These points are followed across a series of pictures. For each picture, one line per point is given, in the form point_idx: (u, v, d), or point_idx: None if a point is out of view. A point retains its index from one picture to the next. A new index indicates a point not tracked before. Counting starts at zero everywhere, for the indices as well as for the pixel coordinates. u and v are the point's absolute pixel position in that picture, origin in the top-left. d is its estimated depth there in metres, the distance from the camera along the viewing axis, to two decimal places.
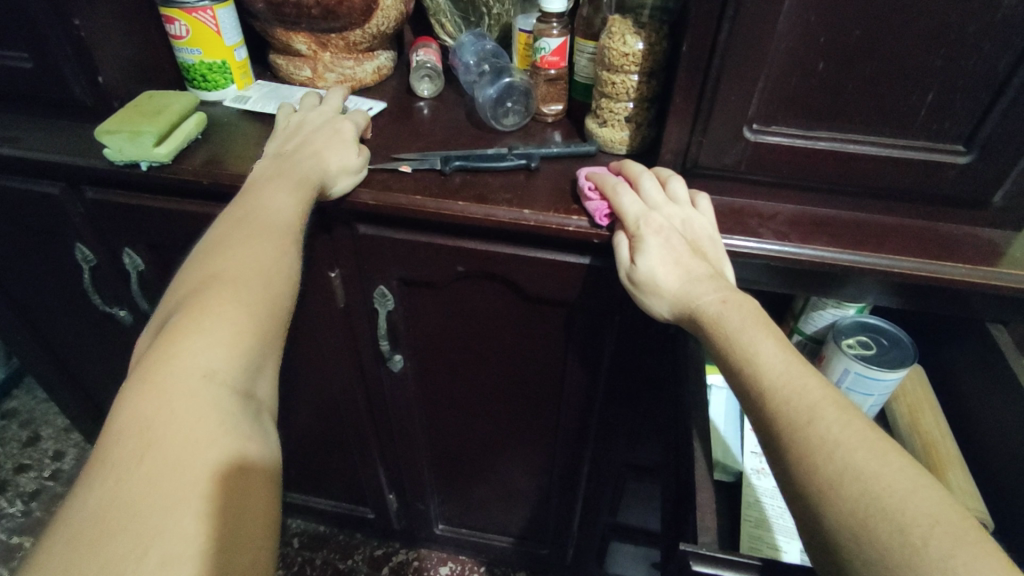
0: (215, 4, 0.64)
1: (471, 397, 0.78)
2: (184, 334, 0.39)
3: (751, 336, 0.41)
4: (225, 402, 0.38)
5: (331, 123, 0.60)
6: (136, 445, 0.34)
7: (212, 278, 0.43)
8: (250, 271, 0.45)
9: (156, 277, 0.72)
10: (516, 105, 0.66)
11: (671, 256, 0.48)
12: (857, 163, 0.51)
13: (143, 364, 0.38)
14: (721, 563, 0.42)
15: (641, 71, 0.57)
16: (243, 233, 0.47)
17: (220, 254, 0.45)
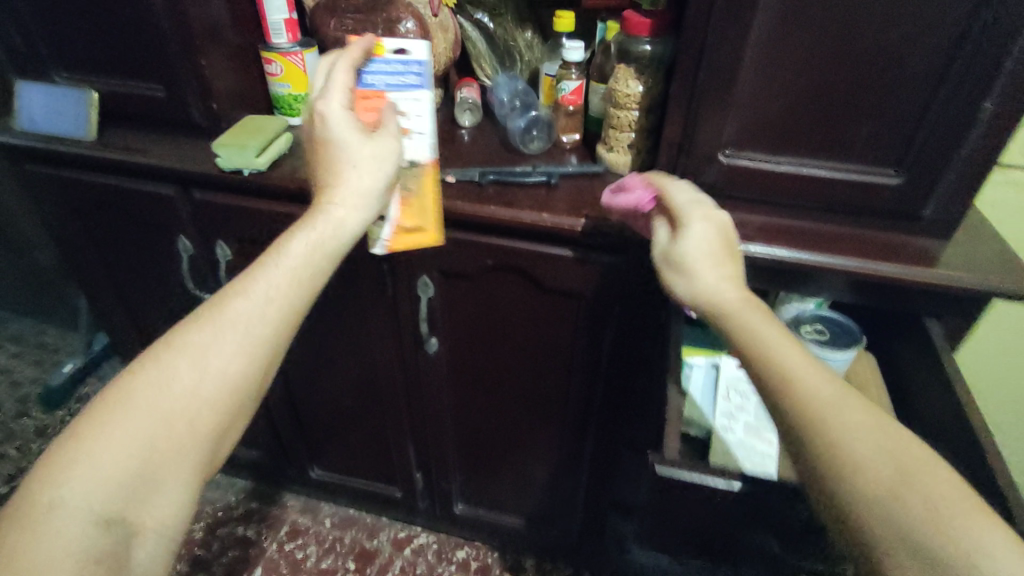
0: (304, 50, 0.80)
1: (494, 380, 0.91)
2: (83, 443, 0.43)
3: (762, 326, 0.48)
4: (83, 530, 0.41)
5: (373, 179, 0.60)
6: (8, 534, 0.40)
7: (161, 368, 0.46)
8: (193, 374, 0.47)
9: (240, 266, 0.88)
10: (540, 133, 0.82)
11: (704, 252, 0.53)
12: (811, 182, 0.64)
13: (60, 446, 0.43)
14: (678, 471, 0.58)
15: (640, 108, 0.72)
16: (204, 327, 0.49)
17: (184, 341, 0.48)
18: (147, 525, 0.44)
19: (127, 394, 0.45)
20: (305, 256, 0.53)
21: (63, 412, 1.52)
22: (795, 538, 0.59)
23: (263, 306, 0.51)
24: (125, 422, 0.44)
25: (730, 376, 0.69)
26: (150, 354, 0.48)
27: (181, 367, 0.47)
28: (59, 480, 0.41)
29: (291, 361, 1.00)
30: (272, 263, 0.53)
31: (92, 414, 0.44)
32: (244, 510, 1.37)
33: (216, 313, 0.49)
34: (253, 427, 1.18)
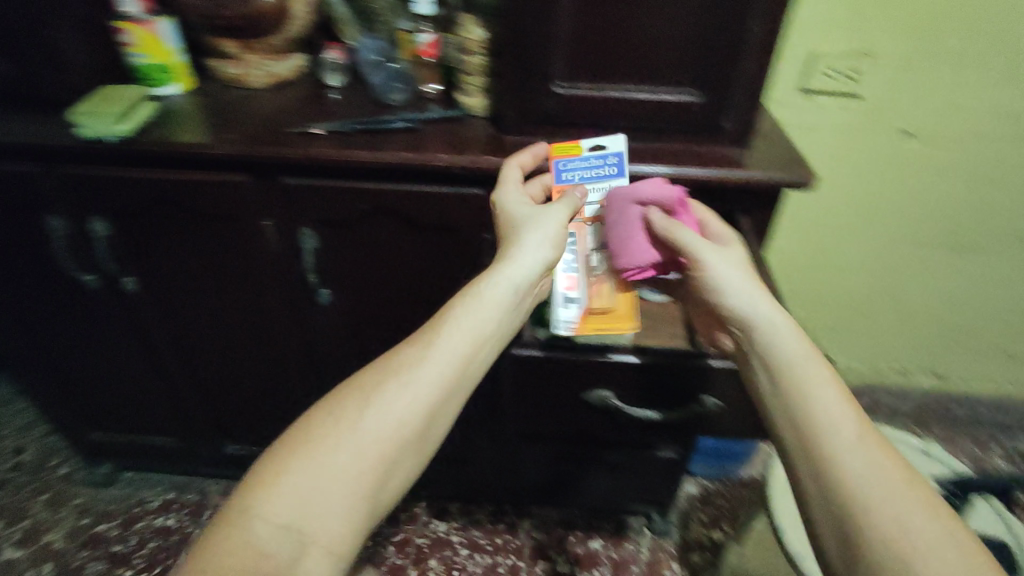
0: (156, 18, 0.83)
1: (389, 324, 0.97)
2: (394, 390, 0.53)
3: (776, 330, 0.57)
4: (346, 472, 0.49)
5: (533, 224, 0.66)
6: (309, 472, 0.48)
7: (354, 412, 0.52)
8: (392, 414, 0.52)
9: (119, 239, 0.88)
10: (401, 85, 0.88)
11: (737, 277, 0.61)
12: (631, 105, 0.75)
13: (383, 398, 0.53)
14: (529, 350, 0.69)
15: (486, 52, 0.80)
16: (469, 312, 0.60)
17: (386, 391, 0.53)
18: (320, 540, 0.47)
19: (354, 430, 0.51)
20: (470, 328, 0.59)
21: None
22: (638, 388, 0.71)
23: (443, 363, 0.56)
24: (349, 449, 0.50)
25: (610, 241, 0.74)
26: (350, 396, 0.53)
27: (380, 415, 0.52)
28: (245, 507, 0.46)
29: (188, 334, 1.01)
30: (442, 328, 0.58)
31: (416, 377, 0.55)
32: (161, 501, 1.35)
33: (405, 358, 0.56)
34: (159, 412, 1.18)
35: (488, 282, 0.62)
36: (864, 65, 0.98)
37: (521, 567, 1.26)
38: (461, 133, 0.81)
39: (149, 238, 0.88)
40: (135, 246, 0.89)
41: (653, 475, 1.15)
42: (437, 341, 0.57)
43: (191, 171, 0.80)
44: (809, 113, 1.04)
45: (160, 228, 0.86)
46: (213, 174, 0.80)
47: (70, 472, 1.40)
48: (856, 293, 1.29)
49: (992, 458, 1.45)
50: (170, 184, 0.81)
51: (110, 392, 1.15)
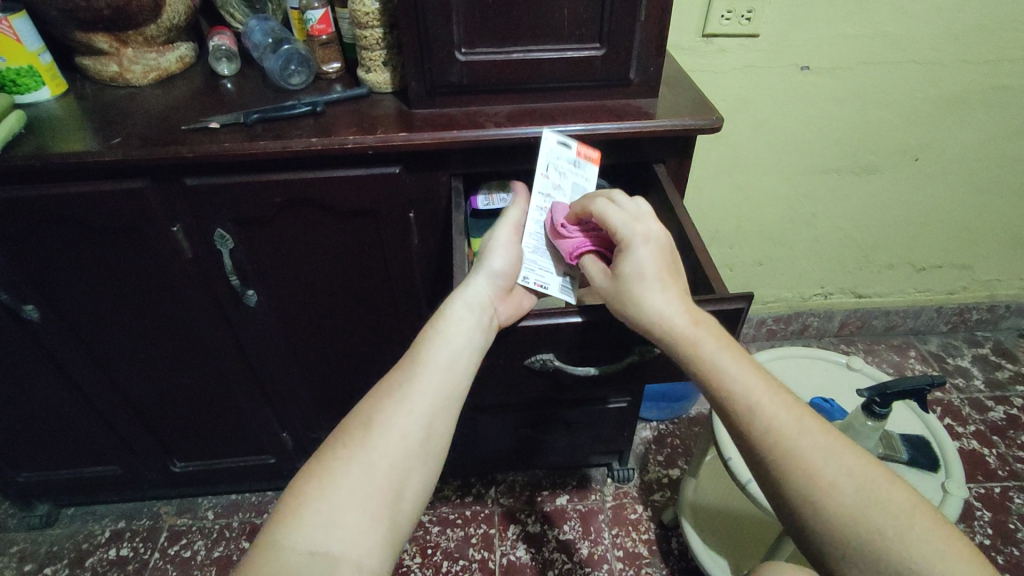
0: (9, 15, 0.74)
1: (323, 316, 0.94)
2: (400, 406, 0.53)
3: (723, 362, 0.55)
4: (360, 490, 0.49)
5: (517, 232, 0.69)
6: (328, 493, 0.48)
7: (359, 433, 0.51)
8: (397, 428, 0.52)
9: (8, 267, 0.81)
10: (299, 68, 0.83)
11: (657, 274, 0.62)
12: (537, 65, 0.74)
13: (385, 412, 0.52)
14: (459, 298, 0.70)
15: (382, 24, 0.76)
16: (459, 325, 0.60)
17: (386, 410, 0.52)
18: (347, 558, 0.46)
19: (364, 450, 0.50)
20: (453, 335, 0.59)
21: None
22: (579, 346, 0.71)
23: (433, 372, 0.56)
24: (367, 464, 0.50)
25: (556, 153, 0.73)
26: (356, 421, 0.52)
27: (390, 426, 0.52)
28: (272, 540, 0.46)
29: (110, 358, 0.96)
30: (426, 342, 0.58)
31: (416, 391, 0.54)
32: (111, 532, 1.29)
33: (396, 374, 0.56)
34: (92, 441, 1.11)
35: (459, 299, 0.62)
36: (758, 5, 1.00)
37: (494, 534, 1.28)
38: (370, 111, 0.78)
39: (45, 261, 0.81)
40: (30, 272, 0.82)
41: (607, 426, 1.19)
42: (423, 357, 0.57)
43: (80, 182, 0.74)
44: (713, 58, 1.06)
45: (55, 249, 0.80)
46: (105, 183, 0.74)
47: (2, 519, 1.32)
48: (776, 226, 1.36)
49: (909, 361, 1.58)
50: (57, 198, 0.74)
51: (31, 429, 1.07)
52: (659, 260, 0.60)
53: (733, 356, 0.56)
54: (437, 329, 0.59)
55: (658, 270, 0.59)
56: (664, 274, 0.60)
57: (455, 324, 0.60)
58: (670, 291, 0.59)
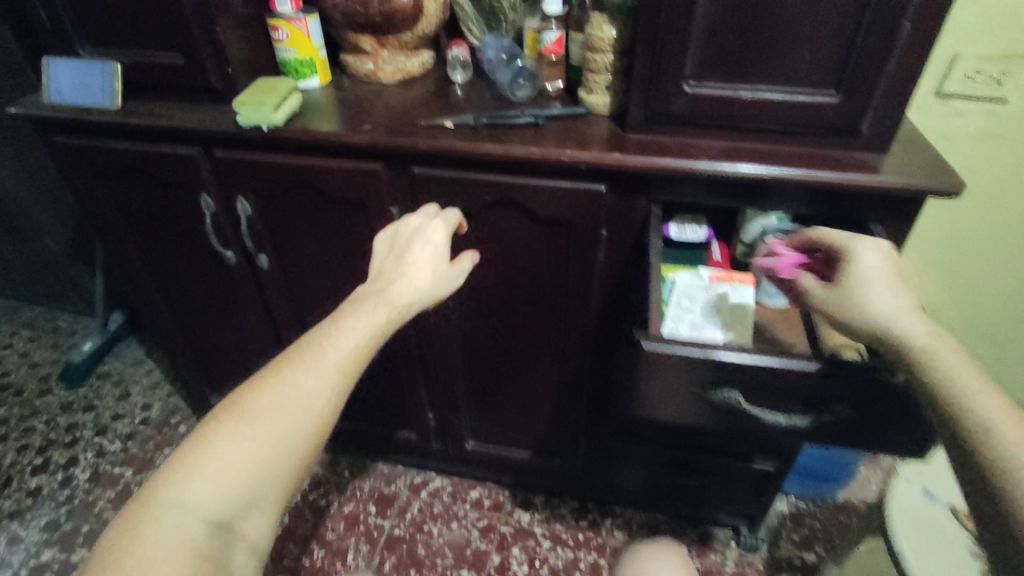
0: (307, 15, 0.91)
1: (497, 310, 1.01)
2: (295, 389, 0.56)
3: (949, 363, 0.56)
4: (259, 467, 0.52)
5: (424, 241, 0.76)
6: (227, 466, 0.51)
7: (269, 416, 0.54)
8: (311, 404, 0.56)
9: (260, 220, 0.96)
10: (526, 83, 0.89)
11: (890, 282, 0.62)
12: (763, 105, 0.74)
13: (283, 390, 0.56)
14: (665, 345, 0.68)
15: (615, 51, 0.80)
16: (364, 322, 0.63)
17: (289, 386, 0.56)
18: (247, 535, 0.52)
19: (269, 420, 0.54)
20: (389, 316, 0.65)
21: (84, 389, 1.66)
22: (769, 395, 0.68)
23: (347, 360, 0.60)
24: (272, 438, 0.53)
25: (688, 284, 0.77)
26: (259, 389, 0.55)
27: (292, 408, 0.55)
28: (166, 497, 0.49)
29: (309, 314, 1.09)
30: (354, 313, 0.64)
31: (319, 375, 0.57)
32: None
33: (316, 344, 0.60)
34: None
35: (403, 277, 0.71)
36: (1014, 69, 0.91)
37: (603, 564, 1.26)
38: (586, 130, 0.82)
39: (287, 219, 0.95)
40: (273, 225, 0.96)
41: (747, 486, 1.12)
42: (321, 342, 0.60)
43: (332, 158, 0.86)
44: (947, 120, 0.98)
45: (297, 211, 0.93)
46: (350, 162, 0.85)
47: (189, 430, 1.54)
48: (984, 313, 1.20)
49: None
50: (312, 169, 0.87)
51: (235, 359, 1.26)
52: (885, 266, 0.63)
53: (960, 361, 0.56)
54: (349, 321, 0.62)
55: (886, 276, 0.62)
56: (894, 279, 0.62)
57: (365, 318, 0.63)
58: (896, 294, 0.61)
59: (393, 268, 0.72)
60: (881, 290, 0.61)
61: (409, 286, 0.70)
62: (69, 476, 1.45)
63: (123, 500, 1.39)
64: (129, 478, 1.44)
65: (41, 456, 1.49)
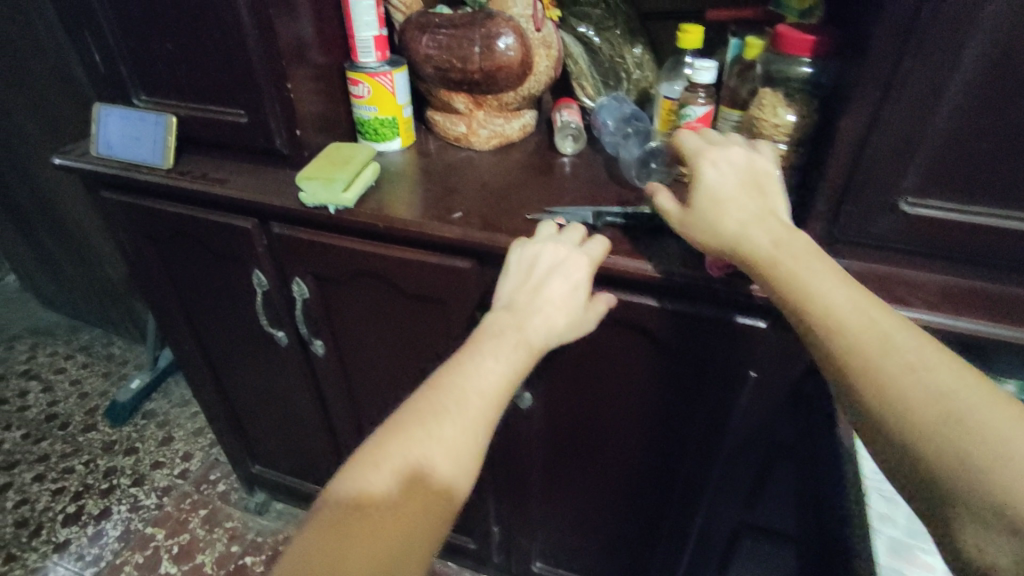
0: (393, 69, 0.75)
1: (594, 434, 0.82)
2: (456, 423, 0.45)
3: (837, 301, 0.42)
4: (423, 519, 0.42)
5: (559, 267, 0.58)
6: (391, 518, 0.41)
7: (432, 428, 0.44)
8: (470, 445, 0.45)
9: (317, 305, 0.81)
10: (659, 166, 0.71)
11: (739, 185, 0.51)
12: (1014, 238, 0.52)
13: (447, 416, 0.45)
14: None
15: (789, 141, 0.60)
16: (512, 342, 0.52)
17: (448, 419, 0.45)
18: None
19: (428, 466, 0.43)
20: (528, 355, 0.52)
21: (129, 427, 1.57)
22: None
23: (510, 379, 0.50)
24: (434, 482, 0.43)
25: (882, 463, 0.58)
26: (414, 422, 0.45)
27: (453, 448, 0.44)
28: (325, 553, 0.38)
29: (366, 406, 0.93)
30: (497, 339, 0.52)
31: (479, 406, 0.47)
32: None
33: (456, 387, 0.47)
34: (322, 461, 1.12)
35: (541, 310, 0.55)
36: None
37: None
38: None
39: (350, 308, 0.79)
40: (334, 312, 0.81)
41: None
42: (470, 366, 0.49)
43: (409, 249, 0.70)
44: None
45: (363, 301, 0.78)
46: (434, 256, 0.69)
47: (226, 491, 1.41)
48: None
49: None
50: (387, 259, 0.70)
51: (280, 433, 1.12)
52: (736, 174, 0.51)
53: (852, 295, 0.42)
54: (490, 338, 0.52)
55: (739, 186, 0.51)
56: (745, 184, 0.51)
57: (509, 337, 0.52)
58: (755, 200, 0.50)
59: (525, 296, 0.56)
60: (767, 191, 0.51)
61: (547, 322, 0.55)
62: (100, 531, 1.34)
63: (151, 568, 1.27)
64: (159, 541, 1.32)
65: (76, 503, 1.40)
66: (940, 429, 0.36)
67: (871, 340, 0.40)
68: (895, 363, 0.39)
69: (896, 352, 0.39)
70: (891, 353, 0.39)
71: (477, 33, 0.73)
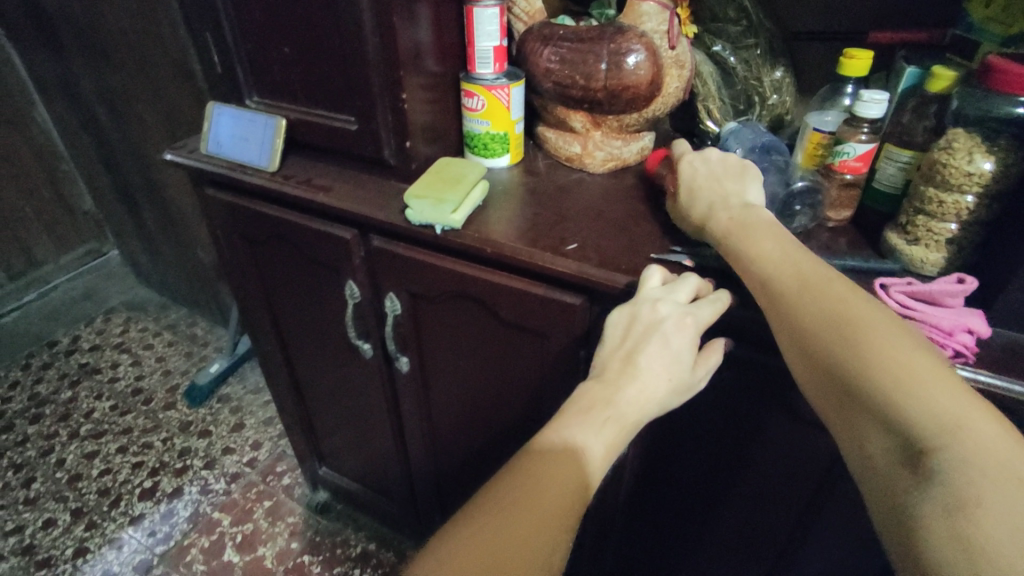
0: (511, 83, 0.71)
1: (691, 493, 0.74)
2: (532, 503, 0.43)
3: (770, 252, 0.50)
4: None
5: (659, 327, 0.51)
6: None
7: (509, 508, 0.43)
8: (551, 528, 0.43)
9: (407, 321, 0.78)
10: (805, 208, 0.61)
11: (721, 192, 0.58)
12: None
13: (523, 494, 0.44)
14: None
15: (980, 193, 0.51)
16: (599, 417, 0.48)
17: (525, 499, 0.44)
18: None
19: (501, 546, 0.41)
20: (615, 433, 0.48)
21: (205, 409, 1.62)
22: None
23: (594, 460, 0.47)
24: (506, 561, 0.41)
25: None
26: (490, 499, 0.44)
27: (529, 530, 0.42)
28: None
29: (442, 427, 0.89)
30: (582, 414, 0.49)
31: (558, 485, 0.44)
32: (362, 550, 1.29)
33: (537, 466, 0.45)
34: (388, 471, 1.10)
35: (635, 377, 0.50)
36: None
37: None
38: None
39: (441, 329, 0.76)
40: (423, 331, 0.78)
41: None
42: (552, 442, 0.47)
43: (517, 277, 0.65)
44: None
45: (456, 323, 0.74)
46: (541, 288, 0.63)
47: (291, 484, 1.42)
48: None
49: None
50: (488, 285, 0.66)
51: (348, 437, 1.10)
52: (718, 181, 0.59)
53: (783, 246, 0.50)
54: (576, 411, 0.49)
55: (714, 173, 0.60)
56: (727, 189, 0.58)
57: (596, 410, 0.49)
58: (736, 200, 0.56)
59: (617, 362, 0.51)
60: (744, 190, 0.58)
61: (642, 391, 0.50)
62: (171, 510, 1.38)
63: (215, 554, 1.29)
64: (224, 527, 1.34)
65: (152, 479, 1.45)
66: (859, 355, 0.41)
67: (854, 323, 0.43)
68: (817, 293, 0.45)
69: (898, 352, 0.40)
70: (894, 350, 0.40)
71: (605, 49, 0.68)
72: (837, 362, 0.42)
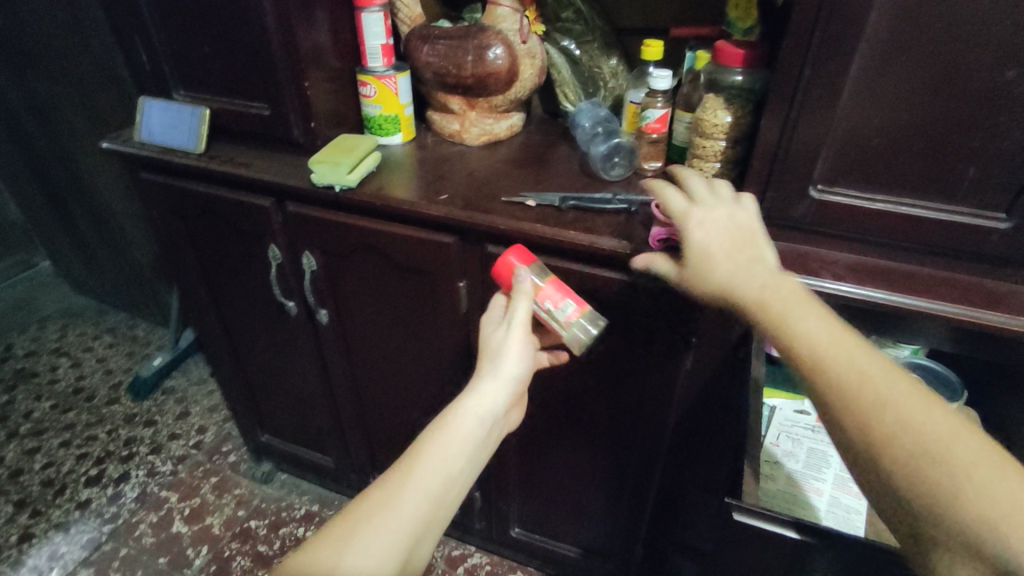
0: (397, 73, 0.87)
1: (564, 401, 0.91)
2: (423, 464, 0.57)
3: (808, 327, 0.49)
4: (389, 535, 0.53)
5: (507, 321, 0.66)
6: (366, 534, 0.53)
7: (407, 472, 0.57)
8: (440, 478, 0.57)
9: (323, 276, 0.92)
10: (622, 160, 0.81)
11: (721, 235, 0.57)
12: (910, 222, 0.63)
13: (417, 460, 0.57)
14: None
15: (727, 138, 0.71)
16: (478, 397, 0.62)
17: (419, 459, 0.57)
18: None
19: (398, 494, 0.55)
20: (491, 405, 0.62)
21: (149, 402, 1.69)
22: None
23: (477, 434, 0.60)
24: (404, 507, 0.54)
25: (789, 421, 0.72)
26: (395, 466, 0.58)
27: (420, 484, 0.56)
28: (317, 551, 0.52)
29: (363, 373, 1.03)
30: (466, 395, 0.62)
31: (444, 453, 0.58)
32: (305, 511, 1.40)
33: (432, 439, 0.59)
34: (322, 427, 1.22)
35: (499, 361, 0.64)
36: None
37: None
38: None
39: (352, 279, 0.90)
40: (337, 284, 0.92)
41: None
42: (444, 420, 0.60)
43: (404, 225, 0.81)
44: None
45: (362, 272, 0.89)
46: (423, 232, 0.79)
47: (236, 461, 1.52)
48: None
49: None
50: (383, 234, 0.82)
51: (285, 399, 1.22)
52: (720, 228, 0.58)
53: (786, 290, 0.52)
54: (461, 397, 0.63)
55: (724, 241, 0.57)
56: (730, 238, 0.57)
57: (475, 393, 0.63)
58: (741, 254, 0.56)
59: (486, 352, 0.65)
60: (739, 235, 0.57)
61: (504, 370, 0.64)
62: (118, 493, 1.46)
63: (163, 527, 1.38)
64: (172, 504, 1.43)
65: (98, 467, 1.52)
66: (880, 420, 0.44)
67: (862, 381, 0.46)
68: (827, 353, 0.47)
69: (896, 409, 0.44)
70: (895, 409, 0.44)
71: (470, 44, 0.85)
72: (859, 425, 0.45)
